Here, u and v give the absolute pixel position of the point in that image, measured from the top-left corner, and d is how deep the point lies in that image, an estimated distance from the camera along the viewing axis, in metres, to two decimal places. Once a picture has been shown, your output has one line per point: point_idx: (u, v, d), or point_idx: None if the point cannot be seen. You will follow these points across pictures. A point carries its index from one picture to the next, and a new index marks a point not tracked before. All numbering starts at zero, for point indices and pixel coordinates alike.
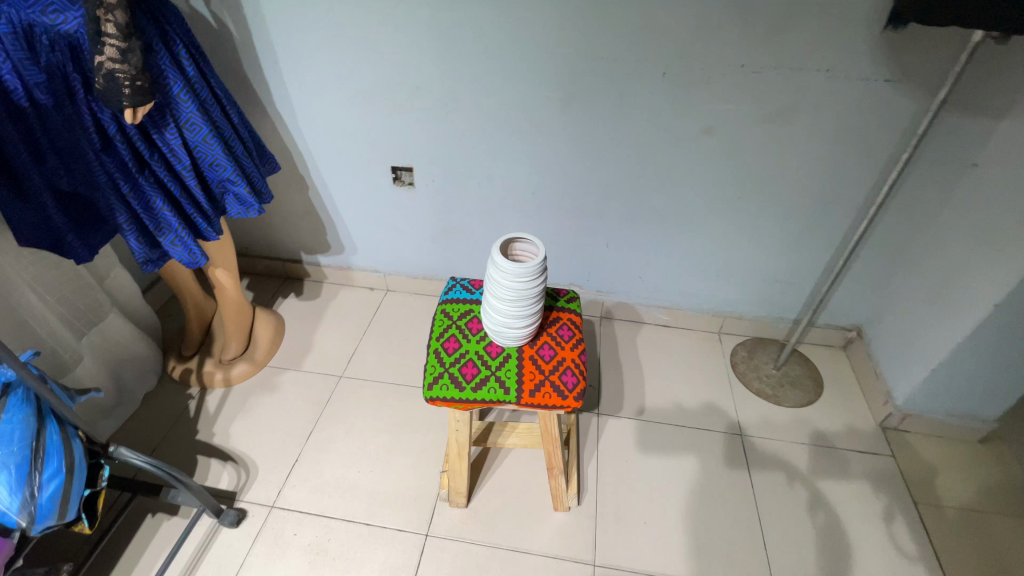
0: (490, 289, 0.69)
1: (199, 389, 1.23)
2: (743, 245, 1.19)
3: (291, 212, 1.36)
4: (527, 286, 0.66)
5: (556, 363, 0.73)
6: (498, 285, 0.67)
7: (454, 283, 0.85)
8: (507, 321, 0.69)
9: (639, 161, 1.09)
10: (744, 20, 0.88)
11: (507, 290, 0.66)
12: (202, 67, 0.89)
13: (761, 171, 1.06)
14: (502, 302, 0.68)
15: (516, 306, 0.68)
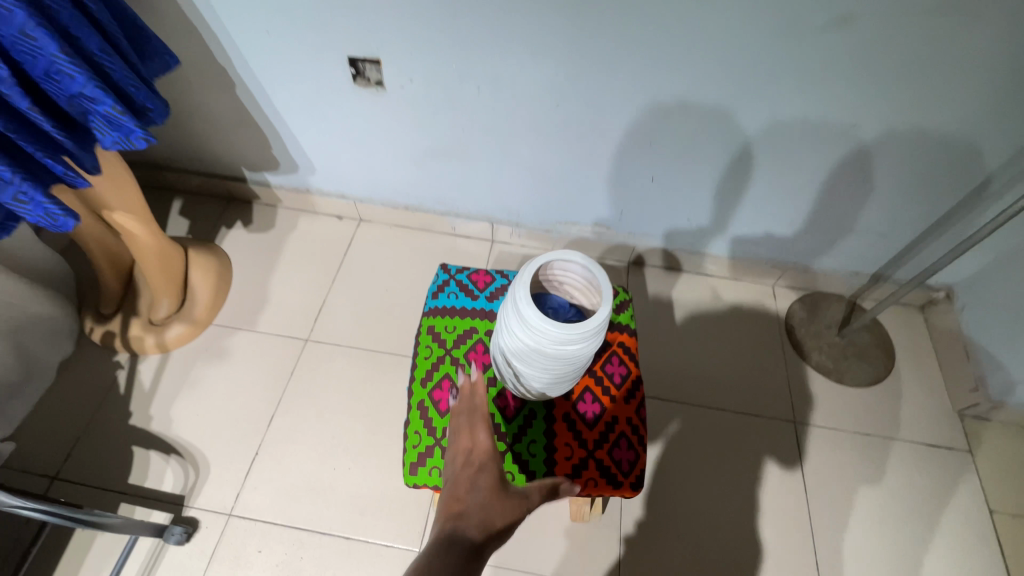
0: (522, 352, 0.57)
1: (128, 356, 0.98)
2: (836, 186, 0.88)
3: (218, 117, 0.99)
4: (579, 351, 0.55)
5: (607, 433, 0.65)
6: (539, 355, 0.56)
7: (449, 281, 0.78)
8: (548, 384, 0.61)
9: (719, 64, 0.73)
10: None
11: (552, 359, 0.56)
12: None
13: (898, 87, 0.72)
14: (542, 368, 0.58)
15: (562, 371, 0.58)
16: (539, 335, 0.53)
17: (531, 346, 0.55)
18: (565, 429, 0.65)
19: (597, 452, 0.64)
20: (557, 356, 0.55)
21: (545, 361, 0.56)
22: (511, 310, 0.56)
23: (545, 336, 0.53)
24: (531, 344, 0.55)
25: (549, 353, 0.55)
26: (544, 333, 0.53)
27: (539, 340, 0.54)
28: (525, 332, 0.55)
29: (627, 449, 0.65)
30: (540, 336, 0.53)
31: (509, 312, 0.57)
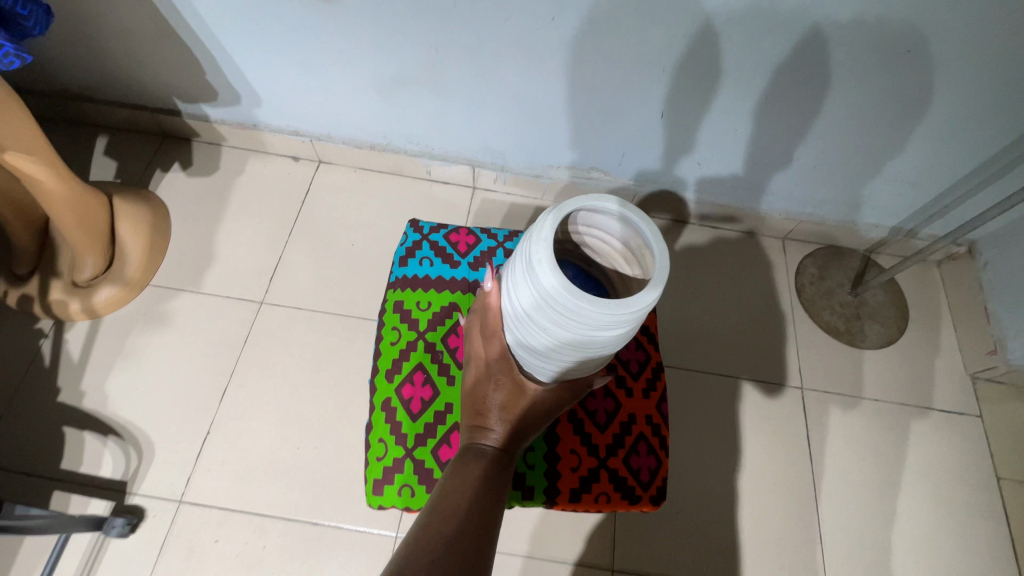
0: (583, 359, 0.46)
1: (52, 324, 0.85)
2: (871, 127, 0.76)
3: (133, 32, 0.80)
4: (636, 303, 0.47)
5: (625, 435, 0.66)
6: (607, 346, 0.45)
7: (428, 251, 0.73)
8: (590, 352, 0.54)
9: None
10: None
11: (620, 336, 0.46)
12: None
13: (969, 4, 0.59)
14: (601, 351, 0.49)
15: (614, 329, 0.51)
16: (620, 331, 0.41)
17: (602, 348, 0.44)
18: (579, 432, 0.65)
19: (613, 459, 0.64)
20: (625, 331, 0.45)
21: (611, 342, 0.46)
22: (558, 330, 0.41)
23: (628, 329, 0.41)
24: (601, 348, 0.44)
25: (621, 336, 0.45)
26: (627, 327, 0.41)
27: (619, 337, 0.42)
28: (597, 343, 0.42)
29: (647, 456, 0.65)
30: (624, 332, 0.41)
31: (554, 332, 0.42)
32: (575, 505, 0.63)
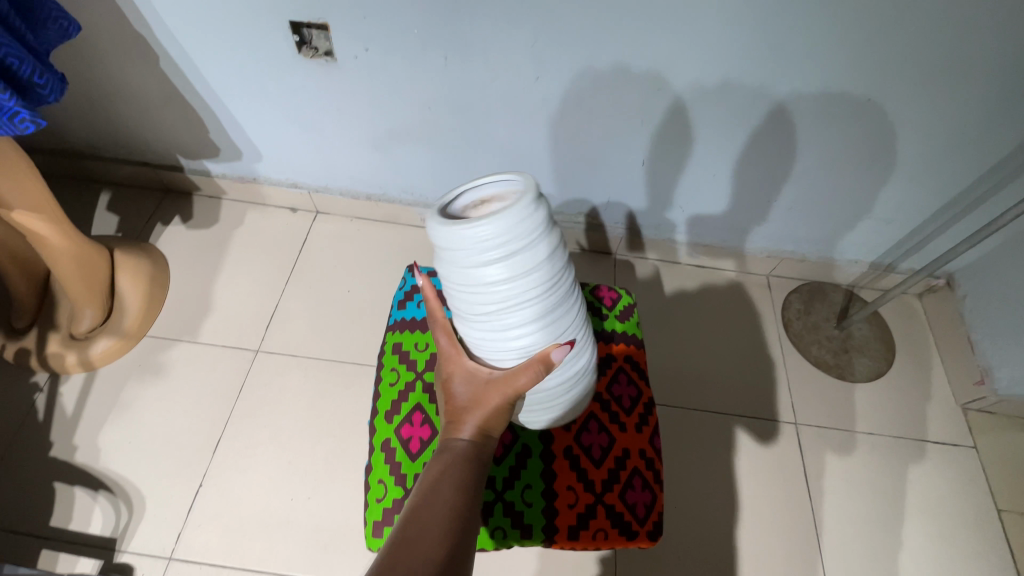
0: (511, 331, 0.47)
1: (47, 377, 0.85)
2: (842, 171, 0.80)
3: (142, 96, 0.85)
4: (564, 275, 0.47)
5: (619, 470, 0.64)
6: (530, 312, 0.45)
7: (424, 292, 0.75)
8: (571, 359, 0.54)
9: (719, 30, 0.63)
10: None
11: (545, 302, 0.46)
12: None
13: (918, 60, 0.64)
14: (550, 332, 0.48)
15: (572, 319, 0.50)
16: (502, 269, 0.42)
17: (513, 307, 0.45)
18: (573, 468, 0.65)
19: (608, 496, 0.63)
20: (543, 291, 0.45)
21: (543, 312, 0.46)
22: (452, 287, 0.45)
23: (515, 270, 0.42)
24: (511, 304, 0.44)
25: (539, 297, 0.45)
26: (506, 263, 0.42)
27: (514, 283, 0.43)
28: (490, 291, 0.43)
29: (642, 490, 0.63)
30: (509, 272, 0.42)
31: (452, 292, 0.46)
32: (573, 544, 0.61)
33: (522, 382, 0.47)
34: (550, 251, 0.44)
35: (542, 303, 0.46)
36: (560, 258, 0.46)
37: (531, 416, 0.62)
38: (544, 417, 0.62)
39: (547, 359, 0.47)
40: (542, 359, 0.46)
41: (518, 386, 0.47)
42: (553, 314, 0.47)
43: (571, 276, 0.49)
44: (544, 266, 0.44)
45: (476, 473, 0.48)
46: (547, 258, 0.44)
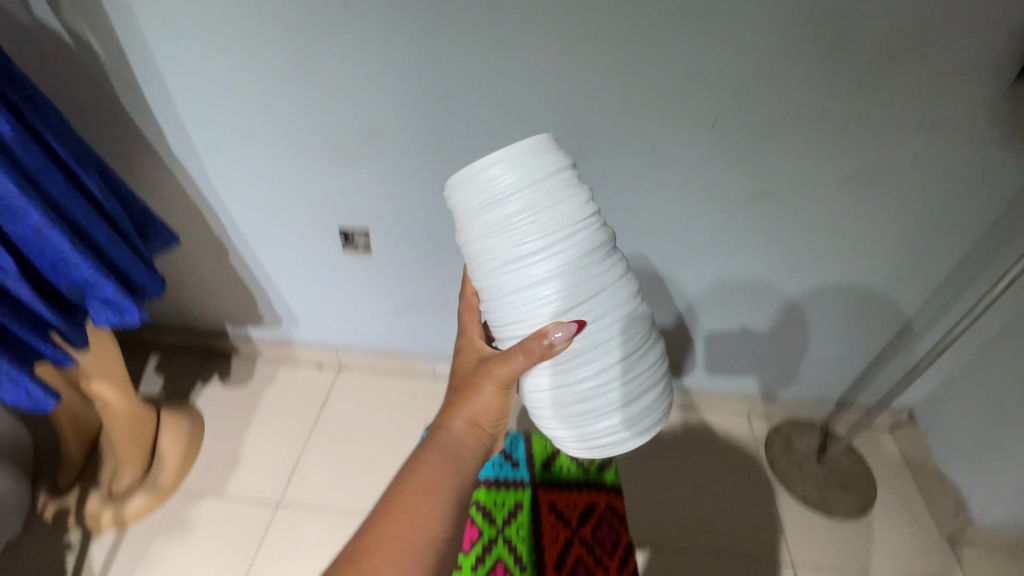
0: (515, 283, 0.44)
1: (80, 535, 0.90)
2: (792, 323, 0.96)
3: (208, 278, 1.04)
4: (582, 230, 0.44)
5: None
6: (531, 253, 0.43)
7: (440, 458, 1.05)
8: (600, 352, 0.46)
9: (671, 224, 0.84)
10: (830, 62, 0.65)
11: (552, 249, 0.43)
12: (31, 121, 0.60)
13: (824, 247, 0.84)
14: (559, 293, 0.44)
15: (597, 293, 0.44)
16: (496, 199, 0.44)
17: (512, 249, 0.44)
18: None
19: None
20: (545, 232, 0.43)
21: (551, 264, 0.43)
22: (459, 233, 0.47)
23: (511, 198, 0.43)
24: (508, 247, 0.44)
25: (543, 243, 0.43)
26: (500, 192, 0.43)
27: (510, 214, 0.43)
28: (488, 230, 0.44)
29: None
30: (503, 198, 0.43)
31: (461, 243, 0.47)
32: None
33: (515, 364, 0.48)
34: (556, 191, 0.43)
35: (547, 249, 0.43)
36: (576, 204, 0.44)
37: (552, 428, 0.50)
38: (565, 442, 0.51)
39: (545, 343, 0.45)
40: (539, 342, 0.45)
41: (510, 368, 0.49)
42: (565, 273, 0.43)
43: (600, 243, 0.45)
44: (546, 199, 0.43)
45: (465, 454, 0.54)
46: (551, 197, 0.43)
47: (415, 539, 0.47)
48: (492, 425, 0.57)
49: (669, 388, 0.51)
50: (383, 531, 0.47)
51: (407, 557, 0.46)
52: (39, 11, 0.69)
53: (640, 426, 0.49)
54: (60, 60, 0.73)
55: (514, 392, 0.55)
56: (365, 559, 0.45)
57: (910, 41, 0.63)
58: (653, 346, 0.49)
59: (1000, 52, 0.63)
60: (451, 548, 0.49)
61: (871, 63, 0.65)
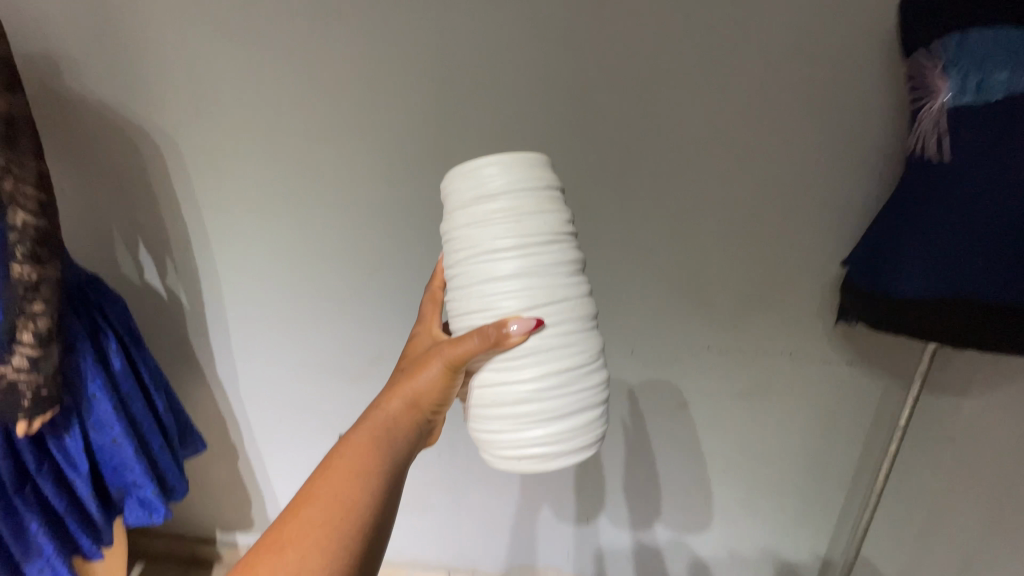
0: (483, 273, 0.51)
1: None
2: (739, 518, 1.14)
3: (214, 482, 1.16)
4: (555, 244, 0.51)
5: None
6: (504, 250, 0.50)
7: None
8: (548, 357, 0.50)
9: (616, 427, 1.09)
10: (703, 310, 0.96)
11: (522, 250, 0.50)
12: (132, 353, 0.83)
13: (747, 450, 1.07)
14: (523, 293, 0.50)
15: (557, 301, 0.51)
16: (488, 193, 0.51)
17: (488, 242, 0.50)
18: None
19: None
20: (521, 233, 0.50)
21: (518, 263, 0.50)
22: (446, 219, 0.55)
23: (500, 196, 0.51)
24: (486, 239, 0.51)
25: (516, 243, 0.50)
26: (492, 186, 0.51)
27: (497, 210, 0.51)
28: (472, 219, 0.52)
29: None
30: (494, 193, 0.51)
31: (446, 230, 0.55)
32: None
33: (467, 348, 0.52)
34: (540, 203, 0.51)
35: (518, 249, 0.50)
36: (557, 220, 0.52)
37: (492, 431, 0.53)
38: (493, 444, 0.53)
39: (501, 331, 0.50)
40: (495, 329, 0.50)
41: (460, 352, 0.53)
42: (529, 274, 0.50)
43: (568, 261, 0.52)
44: (531, 206, 0.51)
45: (398, 436, 0.58)
46: (535, 207, 0.51)
47: (338, 522, 0.52)
48: (434, 407, 0.59)
49: (604, 417, 0.54)
50: (309, 512, 0.52)
51: (328, 540, 0.51)
52: (152, 279, 0.98)
53: (567, 445, 0.52)
54: (155, 308, 1.01)
55: (458, 382, 0.57)
56: (290, 543, 0.50)
57: (754, 300, 0.95)
58: (597, 371, 0.53)
59: (816, 307, 0.94)
60: (373, 527, 0.53)
61: (731, 312, 0.96)
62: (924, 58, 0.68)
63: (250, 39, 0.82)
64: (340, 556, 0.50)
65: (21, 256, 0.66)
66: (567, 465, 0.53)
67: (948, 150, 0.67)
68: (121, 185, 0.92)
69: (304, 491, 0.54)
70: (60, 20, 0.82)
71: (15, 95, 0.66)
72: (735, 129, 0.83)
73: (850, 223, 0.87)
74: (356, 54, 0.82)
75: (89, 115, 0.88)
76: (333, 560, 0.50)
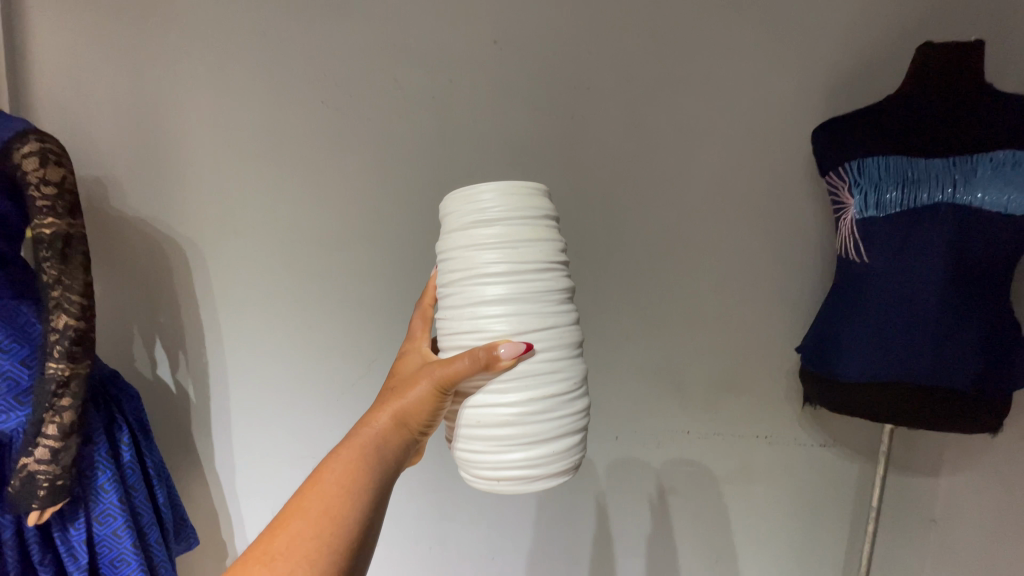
0: (475, 296, 0.54)
1: None
2: None
3: None
4: (547, 273, 0.54)
5: None
6: (497, 275, 0.53)
7: None
8: (533, 381, 0.53)
9: (613, 519, 1.08)
10: (681, 394, 1.03)
11: (515, 275, 0.53)
12: (140, 445, 0.89)
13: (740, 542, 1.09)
14: (512, 318, 0.53)
15: (544, 328, 0.53)
16: (486, 218, 0.54)
17: (482, 266, 0.53)
18: None
19: None
20: (515, 260, 0.53)
21: (509, 288, 0.53)
22: (444, 240, 0.58)
23: (497, 222, 0.54)
24: (480, 263, 0.53)
25: (509, 269, 0.53)
26: (491, 212, 0.54)
27: (494, 235, 0.53)
28: (470, 242, 0.54)
29: None
30: (492, 218, 0.54)
31: (444, 249, 0.57)
32: None
33: (457, 369, 0.54)
34: (535, 232, 0.54)
35: (512, 275, 0.53)
36: (550, 250, 0.55)
37: (475, 450, 0.55)
38: (475, 463, 0.55)
39: (491, 354, 0.52)
40: (485, 351, 0.51)
41: (451, 373, 0.54)
42: (519, 301, 0.53)
43: (558, 290, 0.55)
44: (526, 235, 0.54)
45: (387, 452, 0.57)
46: (530, 235, 0.54)
47: (328, 536, 0.50)
48: (421, 426, 0.59)
49: (582, 443, 0.57)
50: (299, 525, 0.51)
51: (317, 554, 0.49)
52: (161, 372, 1.03)
53: (545, 469, 0.54)
54: (160, 403, 1.04)
55: (447, 404, 0.58)
56: (279, 556, 0.49)
57: (727, 383, 1.02)
58: (579, 398, 0.56)
59: (783, 388, 1.03)
60: (362, 543, 0.52)
61: (707, 396, 1.03)
62: (834, 181, 0.84)
63: (279, 165, 0.98)
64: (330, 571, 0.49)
65: (58, 355, 0.74)
66: (544, 488, 0.55)
67: (863, 254, 0.80)
68: (145, 287, 1.00)
69: (292, 503, 0.53)
70: (117, 150, 0.97)
71: (74, 217, 0.77)
72: (692, 232, 0.98)
73: (797, 310, 1.00)
74: (370, 178, 0.98)
75: (126, 226, 0.98)
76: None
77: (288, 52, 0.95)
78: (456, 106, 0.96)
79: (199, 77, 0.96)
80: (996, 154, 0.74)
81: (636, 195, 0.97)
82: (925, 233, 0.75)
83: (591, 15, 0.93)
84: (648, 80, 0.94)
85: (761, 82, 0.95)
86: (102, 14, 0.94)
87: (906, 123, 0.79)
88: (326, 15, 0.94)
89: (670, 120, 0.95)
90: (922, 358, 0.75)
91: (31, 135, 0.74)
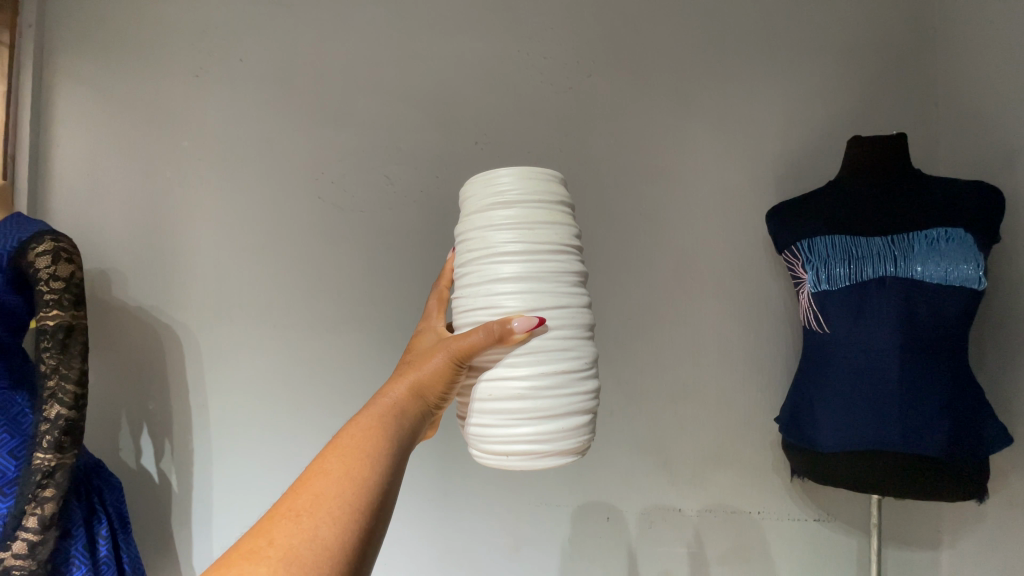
0: (490, 274, 0.54)
1: None
2: None
3: None
4: (560, 254, 0.55)
5: None
6: (512, 254, 0.54)
7: None
8: (544, 356, 0.53)
9: None
10: (668, 469, 1.02)
11: (529, 253, 0.54)
12: (117, 538, 0.87)
13: None
14: (526, 296, 0.53)
15: (557, 306, 0.53)
16: (504, 201, 0.55)
17: (498, 245, 0.54)
18: None
19: None
20: (530, 240, 0.53)
21: (524, 267, 0.53)
22: (462, 221, 0.59)
23: (513, 205, 0.55)
24: (496, 242, 0.54)
25: (523, 248, 0.53)
26: (509, 195, 0.55)
27: (510, 216, 0.54)
28: (488, 222, 0.55)
29: None
30: (509, 200, 0.55)
31: (462, 231, 0.59)
32: None
33: (472, 343, 0.54)
34: (551, 215, 0.55)
35: (528, 253, 0.54)
36: (565, 233, 0.55)
37: (486, 421, 0.54)
38: (485, 437, 0.54)
39: (505, 327, 0.52)
40: (499, 325, 0.52)
41: (466, 346, 0.55)
42: (532, 279, 0.54)
43: (571, 271, 0.55)
44: (542, 217, 0.54)
45: (405, 419, 0.57)
46: (546, 217, 0.55)
47: (352, 494, 0.48)
48: (436, 399, 0.61)
49: (591, 424, 0.55)
50: (322, 483, 0.49)
51: (341, 511, 0.47)
52: (146, 460, 1.02)
53: (555, 445, 0.53)
54: (141, 495, 1.02)
55: (462, 378, 0.59)
56: (303, 513, 0.46)
57: (713, 457, 1.03)
58: (589, 378, 0.55)
59: (770, 460, 1.03)
60: (383, 504, 0.50)
61: (695, 470, 1.03)
62: (789, 259, 0.91)
63: (276, 255, 1.04)
64: (354, 530, 0.47)
65: (47, 445, 0.75)
66: (552, 466, 0.54)
67: (824, 324, 0.86)
68: (137, 374, 1.03)
69: (314, 465, 0.51)
70: (125, 245, 1.04)
71: (77, 309, 0.81)
72: (666, 308, 1.03)
73: (774, 381, 1.03)
74: (361, 266, 1.04)
75: (123, 316, 1.03)
76: (346, 533, 0.46)
77: (290, 156, 1.05)
78: (442, 198, 1.04)
79: (206, 179, 1.05)
80: (930, 232, 0.81)
81: (610, 275, 1.03)
82: (875, 304, 0.81)
83: (562, 118, 1.04)
84: (614, 172, 1.04)
85: (717, 172, 1.05)
86: (123, 130, 1.05)
87: (846, 206, 0.87)
88: (328, 125, 1.05)
89: (638, 206, 1.04)
90: (891, 423, 0.78)
91: (47, 235, 0.80)
